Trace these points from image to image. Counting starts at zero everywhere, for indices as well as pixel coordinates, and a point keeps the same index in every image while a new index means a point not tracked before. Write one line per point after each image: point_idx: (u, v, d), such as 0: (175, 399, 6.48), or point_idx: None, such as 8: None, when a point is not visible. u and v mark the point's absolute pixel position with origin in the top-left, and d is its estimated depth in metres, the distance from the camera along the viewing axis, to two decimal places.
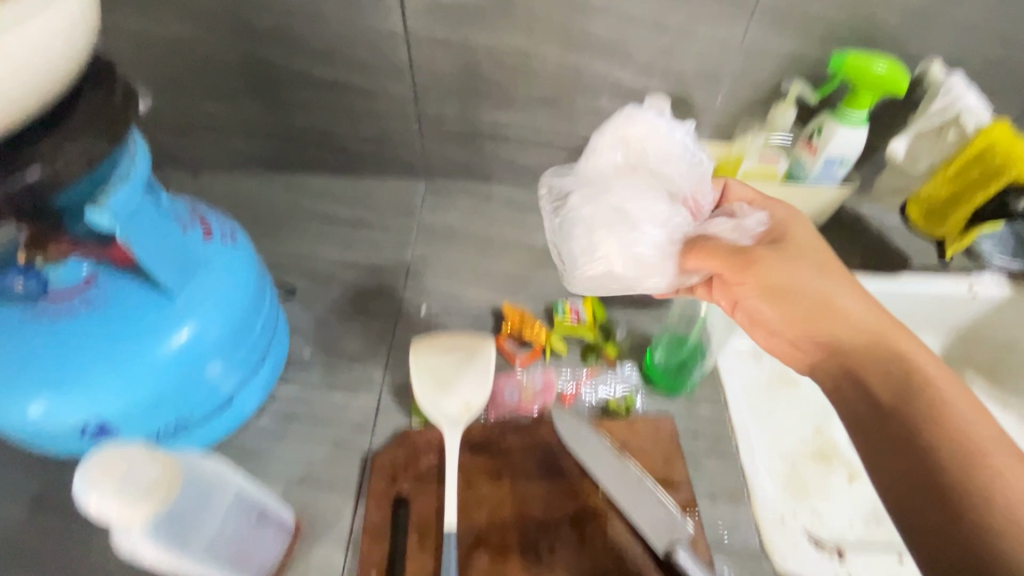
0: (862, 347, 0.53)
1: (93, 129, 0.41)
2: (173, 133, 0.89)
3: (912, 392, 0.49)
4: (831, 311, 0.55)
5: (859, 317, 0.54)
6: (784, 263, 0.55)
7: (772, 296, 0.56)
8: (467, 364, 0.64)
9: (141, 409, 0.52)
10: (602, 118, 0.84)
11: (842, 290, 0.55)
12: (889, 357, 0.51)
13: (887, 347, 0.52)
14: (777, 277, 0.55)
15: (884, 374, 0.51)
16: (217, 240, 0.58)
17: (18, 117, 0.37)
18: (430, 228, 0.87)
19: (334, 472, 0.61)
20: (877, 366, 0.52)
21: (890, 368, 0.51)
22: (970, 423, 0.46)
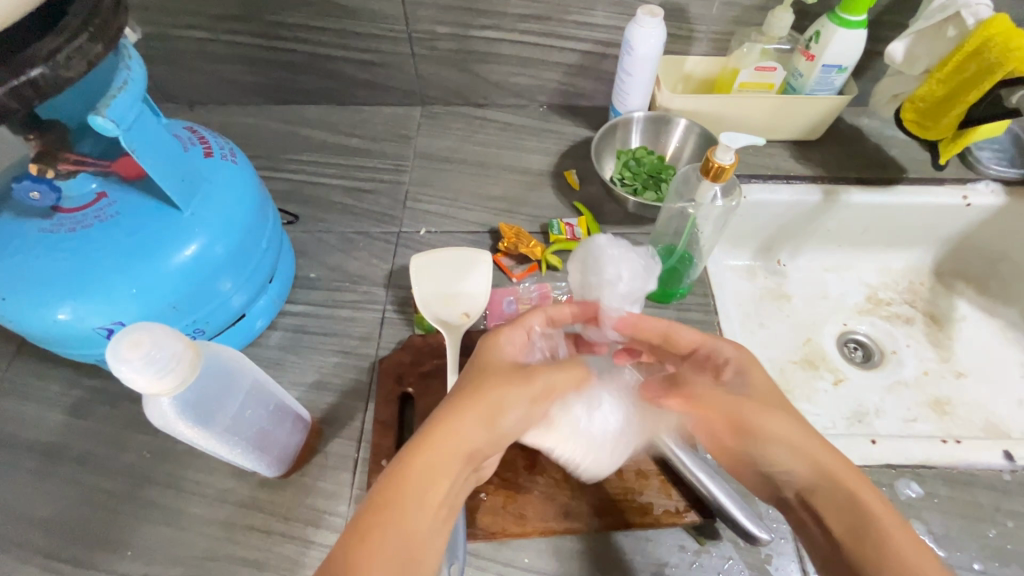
0: (817, 481, 0.45)
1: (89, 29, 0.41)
2: (165, 65, 0.89)
3: (851, 504, 0.43)
4: (784, 448, 0.47)
5: (793, 444, 0.47)
6: (725, 415, 0.50)
7: (741, 436, 0.49)
8: (466, 275, 0.67)
9: (161, 315, 0.56)
10: (595, 32, 0.83)
11: (803, 438, 0.47)
12: (838, 500, 0.44)
13: (840, 483, 0.44)
14: (757, 435, 0.48)
15: (841, 511, 0.43)
16: (218, 158, 0.60)
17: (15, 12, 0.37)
18: (427, 153, 0.88)
19: (345, 377, 0.66)
20: (817, 491, 0.45)
21: (845, 495, 0.44)
22: (878, 513, 0.42)
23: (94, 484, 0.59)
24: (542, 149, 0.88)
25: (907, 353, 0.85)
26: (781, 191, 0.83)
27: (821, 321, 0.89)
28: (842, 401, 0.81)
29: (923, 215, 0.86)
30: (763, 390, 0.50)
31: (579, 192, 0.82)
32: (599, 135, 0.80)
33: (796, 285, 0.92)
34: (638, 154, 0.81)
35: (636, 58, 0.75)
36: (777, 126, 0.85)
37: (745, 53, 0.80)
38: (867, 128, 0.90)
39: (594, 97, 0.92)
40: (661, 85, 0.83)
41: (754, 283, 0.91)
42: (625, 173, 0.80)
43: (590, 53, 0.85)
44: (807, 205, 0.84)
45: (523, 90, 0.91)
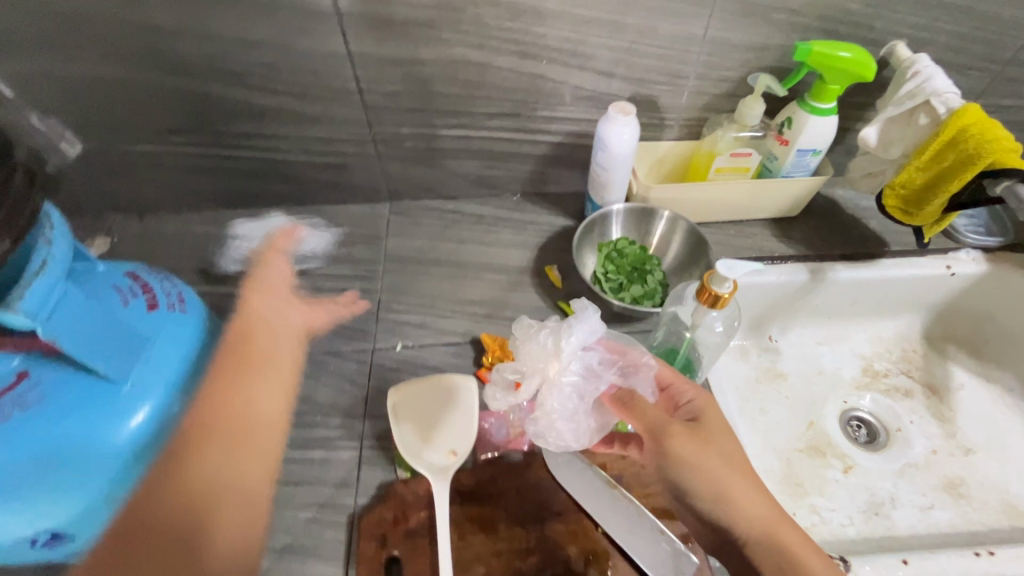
0: (755, 528, 0.51)
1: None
2: (108, 177, 0.83)
3: (784, 555, 0.49)
4: (729, 502, 0.51)
5: (745, 498, 0.51)
6: (688, 466, 0.52)
7: (686, 483, 0.52)
8: (451, 407, 0.62)
9: (97, 508, 0.48)
10: (566, 125, 0.80)
11: (743, 484, 0.52)
12: (768, 543, 0.50)
13: (776, 538, 0.50)
14: (699, 482, 0.52)
15: (776, 559, 0.49)
16: (163, 310, 0.53)
17: None
18: (398, 255, 0.83)
19: (322, 537, 0.58)
20: (749, 534, 0.51)
21: (772, 538, 0.50)
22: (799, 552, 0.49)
23: None
24: (520, 243, 0.84)
25: (912, 431, 0.82)
26: (769, 274, 0.80)
27: (822, 400, 0.86)
28: (855, 491, 0.76)
29: (910, 286, 0.84)
30: (720, 439, 0.53)
31: (562, 290, 0.78)
32: (580, 230, 0.77)
33: (792, 361, 0.88)
34: (620, 245, 0.78)
35: (610, 154, 0.73)
36: (756, 207, 0.84)
37: (718, 138, 0.78)
38: (843, 199, 0.90)
39: (569, 184, 0.89)
40: (637, 175, 0.82)
41: (748, 364, 0.87)
42: (608, 267, 0.77)
43: (562, 144, 0.83)
44: (795, 284, 0.82)
45: (496, 181, 0.88)
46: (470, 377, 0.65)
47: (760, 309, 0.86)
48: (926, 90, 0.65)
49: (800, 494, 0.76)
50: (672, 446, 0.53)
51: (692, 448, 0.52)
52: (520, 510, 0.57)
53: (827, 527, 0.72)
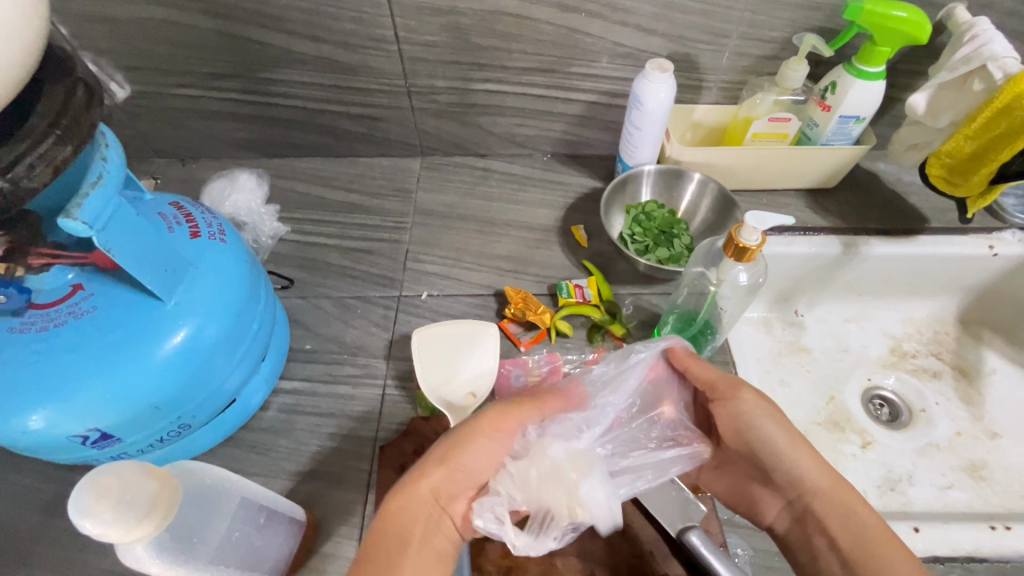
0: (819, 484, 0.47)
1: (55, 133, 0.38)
2: (155, 121, 0.86)
3: (849, 509, 0.46)
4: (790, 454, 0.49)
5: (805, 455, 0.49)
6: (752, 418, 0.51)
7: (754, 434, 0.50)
8: (470, 351, 0.64)
9: (142, 415, 0.51)
10: (602, 83, 0.80)
11: (799, 442, 0.50)
12: (835, 500, 0.47)
13: (836, 494, 0.47)
14: (762, 428, 0.50)
15: (839, 512, 0.46)
16: (205, 238, 0.56)
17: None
18: (428, 209, 0.84)
19: (344, 464, 0.61)
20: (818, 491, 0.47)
21: (835, 491, 0.47)
22: (858, 510, 0.46)
23: None
24: (548, 203, 0.85)
25: (937, 412, 0.81)
26: (799, 244, 0.79)
27: (844, 377, 0.84)
28: (872, 467, 0.76)
29: (947, 265, 0.82)
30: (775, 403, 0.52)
31: (587, 250, 0.79)
32: (609, 190, 0.77)
33: (817, 337, 0.87)
34: (648, 208, 0.78)
35: (645, 112, 0.72)
36: (792, 175, 0.82)
37: (757, 102, 0.76)
38: (884, 173, 0.87)
39: (600, 146, 0.89)
40: (671, 136, 0.80)
41: (771, 337, 0.86)
42: (636, 228, 0.76)
43: (596, 104, 0.82)
44: (825, 257, 0.81)
45: (527, 140, 0.88)
46: (488, 324, 0.66)
47: (788, 282, 0.85)
48: (984, 54, 0.62)
49: None
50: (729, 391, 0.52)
51: (757, 401, 0.51)
52: None
53: None
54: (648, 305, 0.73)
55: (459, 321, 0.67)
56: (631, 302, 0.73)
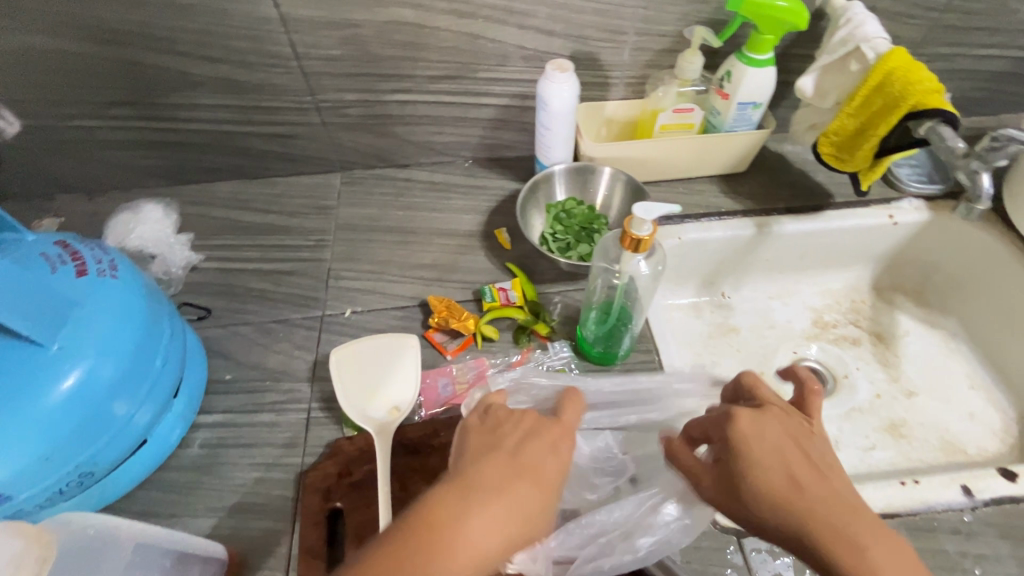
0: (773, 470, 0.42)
1: None
2: (52, 156, 0.82)
3: (837, 490, 0.41)
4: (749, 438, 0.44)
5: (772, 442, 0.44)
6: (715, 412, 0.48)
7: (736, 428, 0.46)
8: (392, 367, 0.64)
9: (33, 468, 0.48)
10: (511, 86, 0.80)
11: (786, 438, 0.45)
12: (816, 484, 0.41)
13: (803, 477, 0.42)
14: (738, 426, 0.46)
15: (831, 490, 0.41)
16: (93, 275, 0.54)
17: None
18: (349, 224, 0.83)
19: (269, 494, 0.59)
20: (800, 476, 0.42)
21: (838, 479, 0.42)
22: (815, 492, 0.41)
23: None
24: (471, 208, 0.85)
25: (858, 377, 0.85)
26: (715, 229, 0.82)
27: (772, 353, 0.87)
28: None
29: (855, 237, 0.86)
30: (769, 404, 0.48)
31: (512, 252, 0.79)
32: (525, 191, 0.77)
33: (743, 316, 0.90)
34: (568, 206, 0.79)
35: (551, 113, 0.73)
36: (704, 163, 0.85)
37: (660, 96, 0.79)
38: (791, 154, 0.91)
39: (520, 148, 0.89)
40: (583, 134, 0.82)
41: (701, 321, 0.89)
42: (556, 227, 0.77)
43: (509, 107, 0.83)
44: (742, 238, 0.83)
45: (446, 147, 0.88)
46: (410, 336, 0.66)
47: (711, 266, 0.87)
48: (857, 37, 0.65)
49: None
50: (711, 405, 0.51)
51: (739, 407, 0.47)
52: None
53: None
54: (572, 301, 0.74)
55: (379, 336, 0.67)
56: (557, 300, 0.74)
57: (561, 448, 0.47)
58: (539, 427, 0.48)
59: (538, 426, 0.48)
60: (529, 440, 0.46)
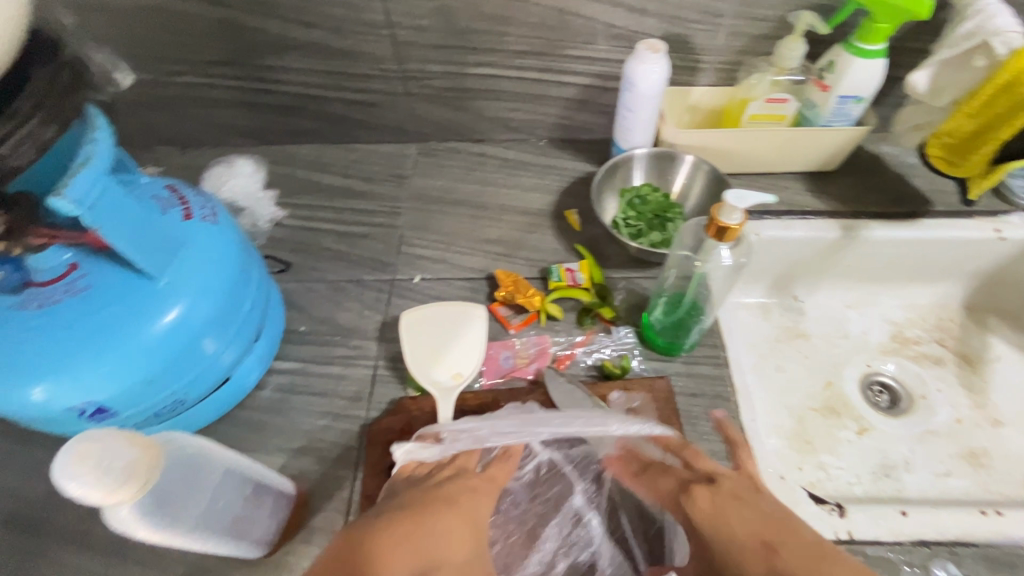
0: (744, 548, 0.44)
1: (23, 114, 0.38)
2: (156, 110, 0.87)
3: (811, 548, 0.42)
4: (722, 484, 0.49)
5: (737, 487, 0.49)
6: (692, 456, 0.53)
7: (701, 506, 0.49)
8: (458, 334, 0.65)
9: (135, 390, 0.53)
10: (596, 66, 0.79)
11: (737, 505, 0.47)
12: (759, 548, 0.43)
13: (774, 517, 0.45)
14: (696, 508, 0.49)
15: (801, 551, 0.42)
16: (197, 219, 0.58)
17: None
18: (422, 194, 0.85)
19: (335, 441, 0.62)
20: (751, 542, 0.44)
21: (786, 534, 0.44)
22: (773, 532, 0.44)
23: (78, 566, 0.56)
24: (542, 187, 0.85)
25: (937, 399, 0.80)
26: (797, 227, 0.78)
27: (842, 363, 0.83)
28: (868, 453, 0.75)
29: (952, 250, 0.80)
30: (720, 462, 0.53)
31: (580, 234, 0.79)
32: (601, 173, 0.76)
33: (815, 322, 0.85)
34: (642, 192, 0.77)
35: (636, 94, 0.71)
36: (791, 158, 0.81)
37: (753, 84, 0.76)
38: (888, 156, 0.85)
39: (596, 130, 0.88)
40: (666, 119, 0.79)
41: (768, 322, 0.85)
42: (629, 213, 0.76)
43: (590, 87, 0.82)
44: (824, 240, 0.79)
45: (522, 125, 0.88)
46: (477, 306, 0.67)
47: (784, 268, 0.83)
48: (987, 29, 0.59)
49: (809, 451, 0.75)
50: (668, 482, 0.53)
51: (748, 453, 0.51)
52: None
53: (832, 483, 0.72)
54: (638, 288, 0.73)
55: (447, 303, 0.69)
56: (623, 286, 0.73)
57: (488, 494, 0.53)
58: (460, 473, 0.53)
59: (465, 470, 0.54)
60: (455, 482, 0.52)
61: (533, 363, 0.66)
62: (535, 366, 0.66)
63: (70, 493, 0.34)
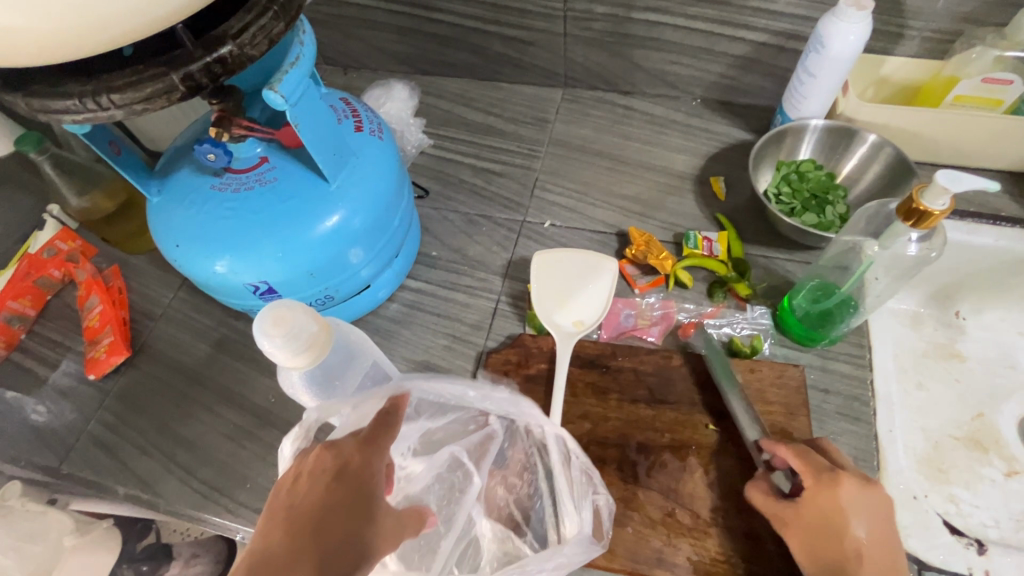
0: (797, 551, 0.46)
1: (258, 8, 0.40)
2: (324, 30, 0.92)
3: None
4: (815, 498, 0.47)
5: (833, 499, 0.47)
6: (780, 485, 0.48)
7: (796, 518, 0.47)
8: (586, 283, 0.65)
9: (299, 279, 0.59)
10: (778, 22, 0.72)
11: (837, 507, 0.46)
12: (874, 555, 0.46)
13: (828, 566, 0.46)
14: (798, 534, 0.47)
15: None
16: (366, 133, 0.62)
17: (184, 14, 0.37)
18: (562, 140, 0.84)
19: (453, 361, 0.66)
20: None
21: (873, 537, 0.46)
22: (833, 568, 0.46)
23: (232, 420, 0.65)
24: (689, 149, 0.80)
25: None
26: (984, 234, 0.68)
27: (1001, 396, 0.73)
28: (1013, 498, 0.67)
29: None
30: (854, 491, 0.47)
31: (723, 204, 0.74)
32: (763, 141, 0.70)
33: (976, 344, 0.75)
34: (803, 168, 0.71)
35: (825, 57, 0.64)
36: (996, 152, 0.69)
37: (970, 58, 0.65)
38: None
39: (759, 94, 0.81)
40: (849, 90, 0.71)
41: (918, 335, 0.76)
42: (783, 188, 0.70)
43: (766, 46, 0.75)
44: (1015, 253, 0.69)
45: (678, 80, 0.83)
46: (609, 259, 0.67)
47: (954, 277, 0.73)
48: None
49: (941, 480, 0.67)
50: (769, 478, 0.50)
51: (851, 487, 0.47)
52: (633, 388, 0.59)
53: (963, 519, 0.65)
54: (780, 270, 0.68)
55: (579, 251, 0.68)
56: (762, 265, 0.68)
57: (382, 451, 0.41)
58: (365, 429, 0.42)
59: (373, 435, 0.41)
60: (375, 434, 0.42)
61: (656, 327, 0.65)
62: (657, 330, 0.65)
63: (266, 349, 0.40)
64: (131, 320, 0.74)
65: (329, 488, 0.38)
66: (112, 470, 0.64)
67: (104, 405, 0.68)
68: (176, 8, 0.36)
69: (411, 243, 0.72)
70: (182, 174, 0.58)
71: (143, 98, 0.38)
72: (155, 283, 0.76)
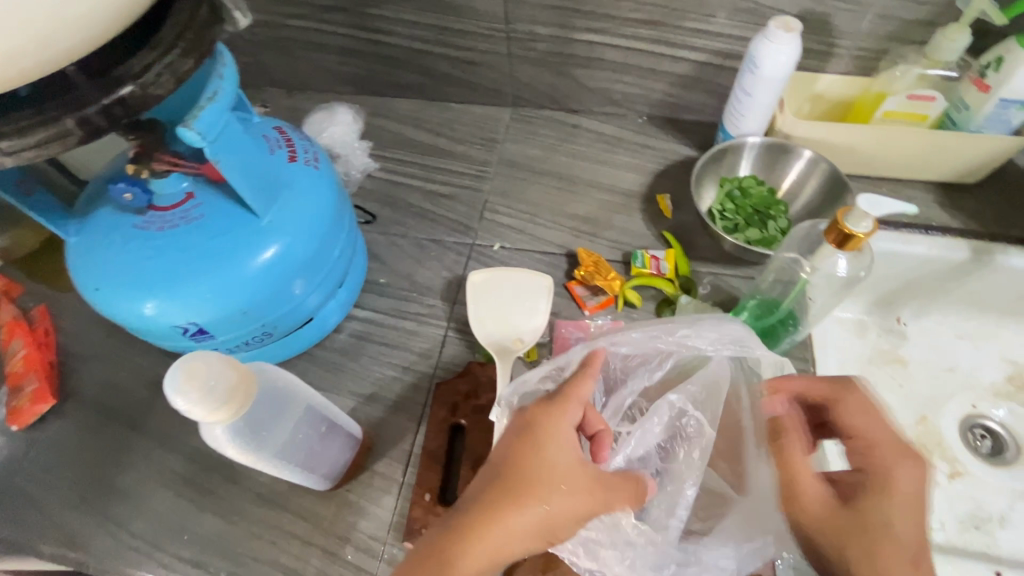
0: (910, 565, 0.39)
1: (163, 44, 0.38)
2: (265, 51, 0.89)
3: None
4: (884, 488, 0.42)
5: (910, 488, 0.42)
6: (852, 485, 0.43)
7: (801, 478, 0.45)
8: (523, 300, 0.65)
9: (232, 318, 0.56)
10: (716, 41, 0.73)
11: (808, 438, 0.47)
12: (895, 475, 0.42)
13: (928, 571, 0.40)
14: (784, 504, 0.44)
15: None
16: (301, 163, 0.60)
17: (77, 55, 0.36)
18: (511, 160, 0.83)
19: (402, 393, 0.64)
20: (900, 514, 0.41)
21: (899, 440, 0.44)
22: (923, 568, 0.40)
23: (168, 467, 0.62)
24: (636, 167, 0.81)
25: None
26: (918, 243, 0.70)
27: (943, 399, 0.75)
28: (956, 500, 0.68)
29: None
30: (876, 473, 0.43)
31: (670, 221, 0.75)
32: (705, 158, 0.71)
33: (918, 349, 0.77)
34: (745, 183, 0.72)
35: (759, 77, 0.65)
36: (924, 164, 0.72)
37: (896, 76, 0.68)
38: None
39: (702, 111, 0.82)
40: (785, 106, 0.72)
41: (863, 342, 0.78)
42: (727, 205, 0.71)
43: (705, 65, 0.76)
44: (947, 261, 0.71)
45: (624, 98, 0.84)
46: (544, 275, 0.67)
47: (893, 284, 0.75)
48: None
49: None
50: (783, 421, 0.48)
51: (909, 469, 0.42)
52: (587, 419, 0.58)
53: None
54: (726, 286, 0.69)
55: (514, 269, 0.69)
56: (709, 282, 0.69)
57: (534, 449, 0.44)
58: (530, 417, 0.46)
59: (523, 426, 0.45)
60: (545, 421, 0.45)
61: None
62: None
63: (179, 406, 0.37)
64: (59, 362, 0.69)
65: (481, 487, 0.43)
66: (36, 527, 0.60)
67: (29, 457, 0.64)
68: (70, 48, 0.35)
69: (357, 270, 0.70)
70: (101, 213, 0.55)
71: (33, 144, 0.35)
72: (85, 321, 0.72)
